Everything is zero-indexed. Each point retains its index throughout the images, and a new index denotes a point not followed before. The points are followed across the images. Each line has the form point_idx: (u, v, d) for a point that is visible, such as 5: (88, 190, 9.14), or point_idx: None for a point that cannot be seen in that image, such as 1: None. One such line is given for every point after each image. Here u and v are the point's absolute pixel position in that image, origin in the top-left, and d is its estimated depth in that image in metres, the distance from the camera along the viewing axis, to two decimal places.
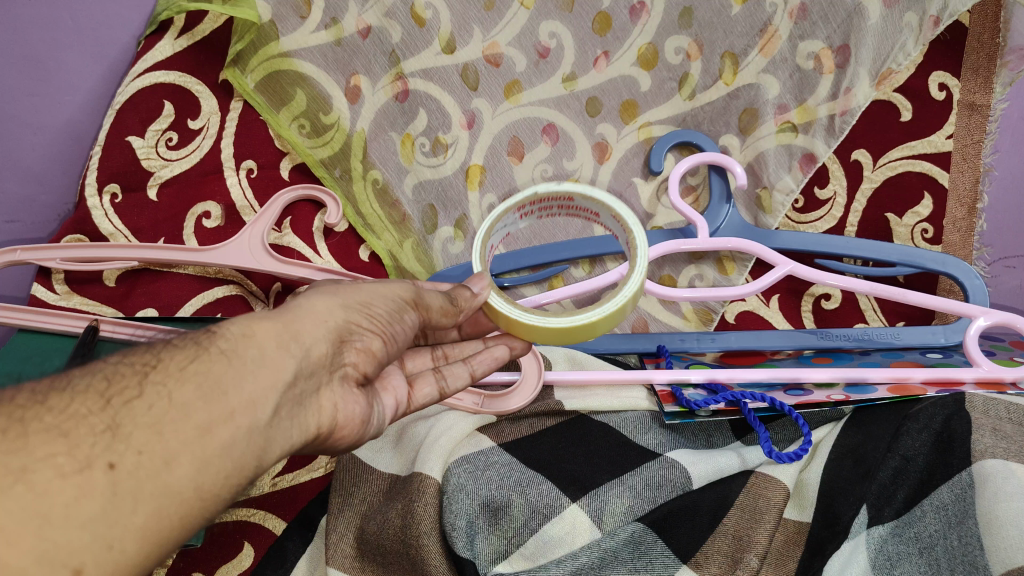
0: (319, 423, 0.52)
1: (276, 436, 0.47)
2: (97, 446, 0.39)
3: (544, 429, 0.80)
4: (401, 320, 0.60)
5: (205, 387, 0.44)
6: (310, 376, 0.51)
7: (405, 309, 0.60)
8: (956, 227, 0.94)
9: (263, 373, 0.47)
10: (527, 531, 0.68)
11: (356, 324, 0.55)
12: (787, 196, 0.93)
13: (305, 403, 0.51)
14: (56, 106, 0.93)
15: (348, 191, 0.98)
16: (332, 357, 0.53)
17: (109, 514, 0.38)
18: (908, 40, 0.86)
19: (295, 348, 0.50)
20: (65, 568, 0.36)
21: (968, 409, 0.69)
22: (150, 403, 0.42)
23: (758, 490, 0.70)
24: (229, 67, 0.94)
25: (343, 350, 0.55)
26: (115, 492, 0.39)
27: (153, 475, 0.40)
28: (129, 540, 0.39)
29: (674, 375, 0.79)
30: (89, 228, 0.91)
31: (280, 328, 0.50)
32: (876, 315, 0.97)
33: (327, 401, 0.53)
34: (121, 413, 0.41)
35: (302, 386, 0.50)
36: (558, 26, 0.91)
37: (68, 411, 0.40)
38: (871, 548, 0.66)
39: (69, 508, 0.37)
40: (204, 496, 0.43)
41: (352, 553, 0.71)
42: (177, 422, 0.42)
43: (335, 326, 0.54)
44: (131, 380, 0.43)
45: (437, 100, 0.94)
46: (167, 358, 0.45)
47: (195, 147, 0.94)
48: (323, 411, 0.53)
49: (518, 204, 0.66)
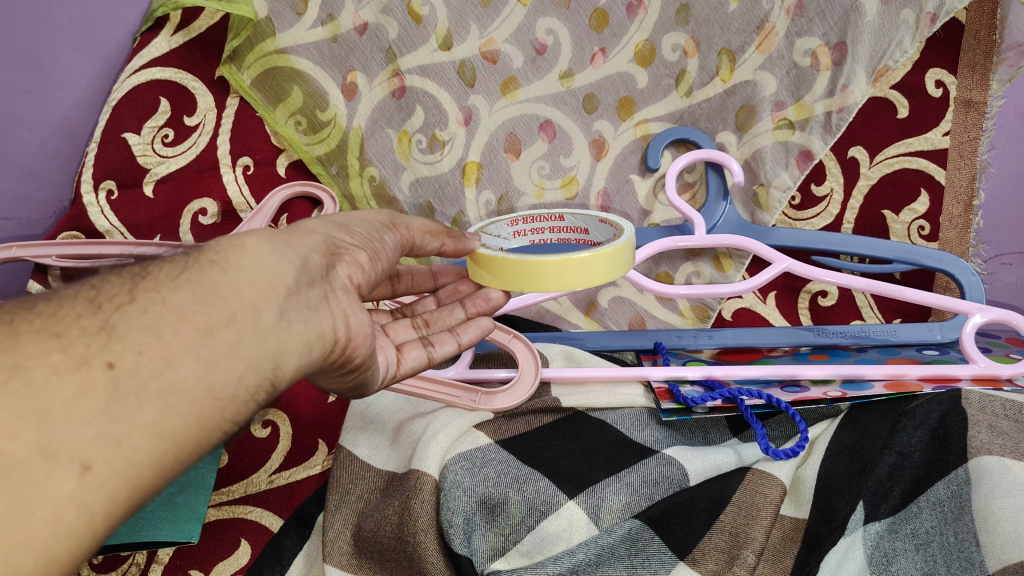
0: (335, 328, 0.52)
1: (288, 338, 0.47)
2: (92, 345, 0.40)
3: (540, 426, 0.81)
4: (380, 239, 0.60)
5: (199, 292, 0.44)
6: (311, 284, 0.50)
7: (383, 230, 0.61)
8: (952, 224, 0.94)
9: (259, 280, 0.47)
10: (524, 527, 0.68)
11: (339, 238, 0.56)
12: (784, 193, 0.94)
13: (315, 308, 0.50)
14: (51, 102, 0.92)
15: (345, 187, 0.98)
16: (326, 269, 0.53)
17: (113, 412, 0.38)
18: (905, 36, 0.86)
19: (291, 256, 0.50)
20: (72, 463, 0.36)
21: (964, 406, 0.71)
22: (143, 308, 0.42)
23: (756, 486, 0.71)
24: (224, 63, 0.92)
25: (335, 263, 0.55)
26: (117, 390, 0.39)
27: (155, 375, 0.40)
28: (137, 437, 0.38)
29: (670, 372, 0.80)
30: (85, 225, 0.91)
31: (269, 240, 0.50)
32: (872, 312, 0.97)
33: (337, 307, 0.52)
34: (114, 315, 0.42)
35: (306, 292, 0.50)
36: (555, 22, 0.91)
37: (59, 314, 0.41)
38: (867, 545, 0.65)
39: (69, 403, 0.37)
40: (217, 395, 0.42)
41: (349, 551, 0.71)
42: (175, 324, 0.42)
43: (321, 241, 0.54)
44: (120, 288, 0.43)
45: (433, 98, 0.94)
46: (156, 270, 0.46)
47: (191, 143, 0.93)
48: (336, 317, 0.52)
49: (512, 219, 0.82)
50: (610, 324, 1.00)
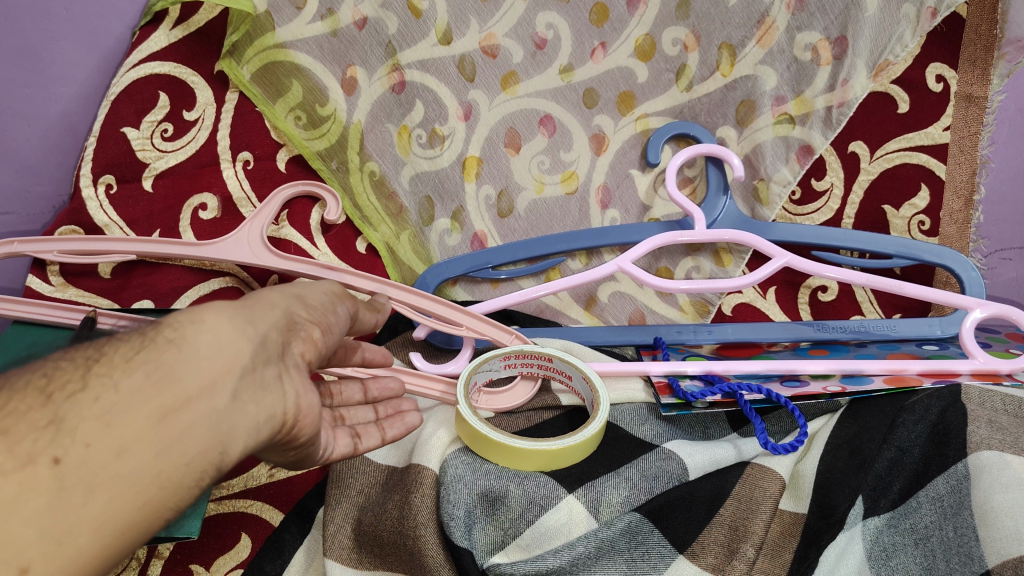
0: (284, 409, 0.51)
1: (239, 420, 0.47)
2: (40, 441, 0.39)
3: (541, 422, 0.82)
4: (334, 311, 0.60)
5: (156, 375, 0.44)
6: (266, 361, 0.50)
7: (338, 301, 0.61)
8: (952, 219, 0.94)
9: (215, 359, 0.46)
10: (523, 522, 0.67)
11: (297, 313, 0.55)
12: (784, 187, 0.93)
13: (267, 387, 0.50)
14: (50, 98, 0.91)
15: (345, 183, 0.98)
16: (282, 344, 0.52)
17: (56, 508, 0.38)
18: (906, 31, 0.86)
19: (252, 331, 0.49)
20: (12, 566, 0.36)
21: (964, 401, 0.70)
22: (95, 396, 0.42)
23: (756, 480, 0.71)
24: (224, 57, 0.93)
25: (290, 339, 0.54)
26: (62, 486, 0.39)
27: (103, 469, 0.40)
28: (82, 533, 0.39)
29: (671, 367, 0.79)
30: (84, 219, 0.90)
31: (234, 311, 0.49)
32: (871, 307, 0.98)
33: (288, 387, 0.52)
34: (65, 406, 0.41)
35: (261, 370, 0.49)
36: (556, 16, 0.91)
37: (8, 407, 0.40)
38: (866, 540, 0.66)
39: (14, 504, 0.37)
40: (165, 483, 0.42)
41: (349, 545, 0.71)
42: (127, 413, 0.42)
43: (281, 315, 0.53)
44: (73, 373, 0.43)
45: (433, 92, 0.94)
46: (112, 351, 0.45)
47: (190, 138, 0.93)
48: (287, 397, 0.52)
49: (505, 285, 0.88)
50: (610, 319, 0.99)
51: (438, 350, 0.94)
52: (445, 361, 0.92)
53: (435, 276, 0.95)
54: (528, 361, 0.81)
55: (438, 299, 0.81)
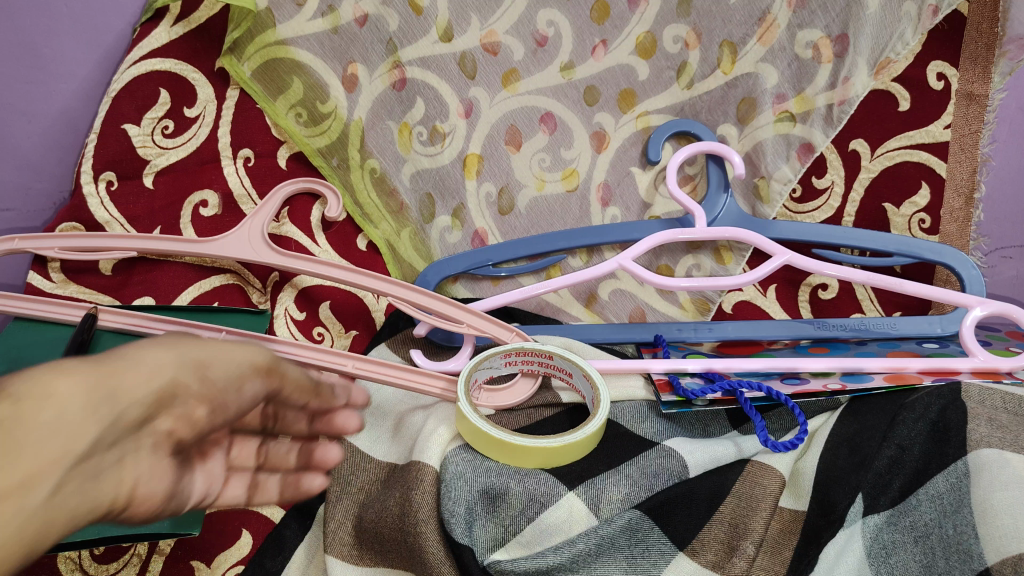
0: (116, 497, 0.43)
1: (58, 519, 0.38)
2: None
3: (542, 419, 0.82)
4: (239, 389, 0.52)
5: None
6: (110, 444, 0.43)
7: (247, 376, 0.53)
8: (953, 217, 0.94)
9: (55, 441, 0.38)
10: (524, 519, 0.67)
11: (183, 386, 0.48)
12: (785, 185, 0.93)
13: (100, 476, 0.42)
14: (50, 94, 0.91)
15: (346, 180, 0.98)
16: (141, 423, 0.45)
17: None
18: (907, 29, 0.86)
19: (106, 410, 0.42)
20: None
21: (964, 399, 0.70)
22: None
23: (756, 477, 0.71)
24: (226, 54, 0.93)
25: (157, 417, 0.47)
26: None
27: None
28: None
29: (672, 364, 0.80)
30: (85, 216, 0.89)
31: (94, 380, 0.42)
32: (872, 306, 0.98)
33: (129, 473, 0.44)
34: None
35: (100, 456, 0.42)
36: (556, 14, 0.91)
37: None
38: (866, 537, 0.66)
39: None
40: None
41: (350, 541, 0.71)
42: None
43: (158, 387, 0.46)
44: None
45: (434, 89, 0.93)
46: None
47: (191, 135, 0.92)
48: (126, 483, 0.44)
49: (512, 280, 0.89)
50: (611, 317, 0.99)
51: (439, 347, 0.94)
52: (445, 358, 0.92)
53: (435, 273, 0.95)
54: (529, 358, 0.81)
55: (438, 296, 0.82)
